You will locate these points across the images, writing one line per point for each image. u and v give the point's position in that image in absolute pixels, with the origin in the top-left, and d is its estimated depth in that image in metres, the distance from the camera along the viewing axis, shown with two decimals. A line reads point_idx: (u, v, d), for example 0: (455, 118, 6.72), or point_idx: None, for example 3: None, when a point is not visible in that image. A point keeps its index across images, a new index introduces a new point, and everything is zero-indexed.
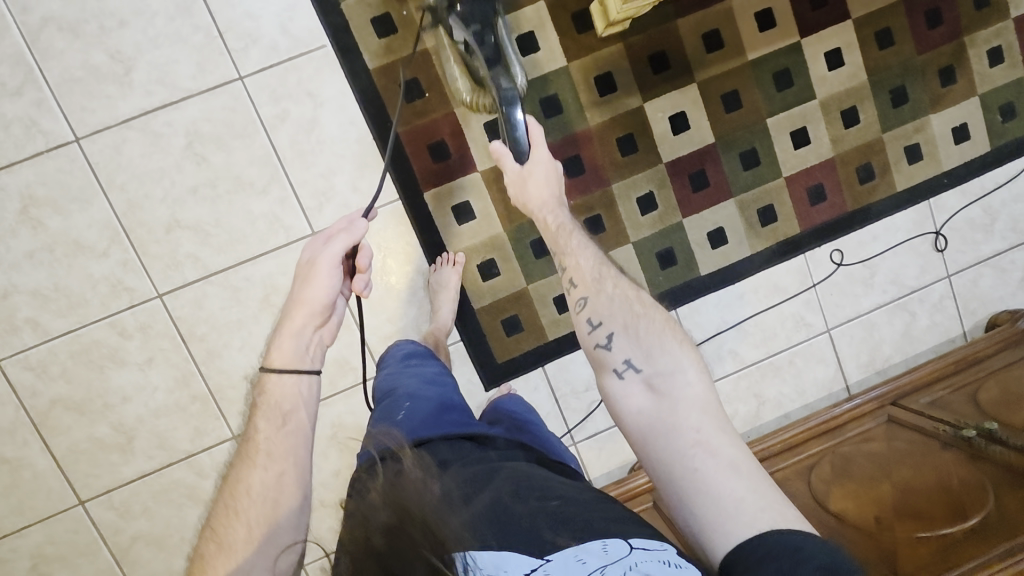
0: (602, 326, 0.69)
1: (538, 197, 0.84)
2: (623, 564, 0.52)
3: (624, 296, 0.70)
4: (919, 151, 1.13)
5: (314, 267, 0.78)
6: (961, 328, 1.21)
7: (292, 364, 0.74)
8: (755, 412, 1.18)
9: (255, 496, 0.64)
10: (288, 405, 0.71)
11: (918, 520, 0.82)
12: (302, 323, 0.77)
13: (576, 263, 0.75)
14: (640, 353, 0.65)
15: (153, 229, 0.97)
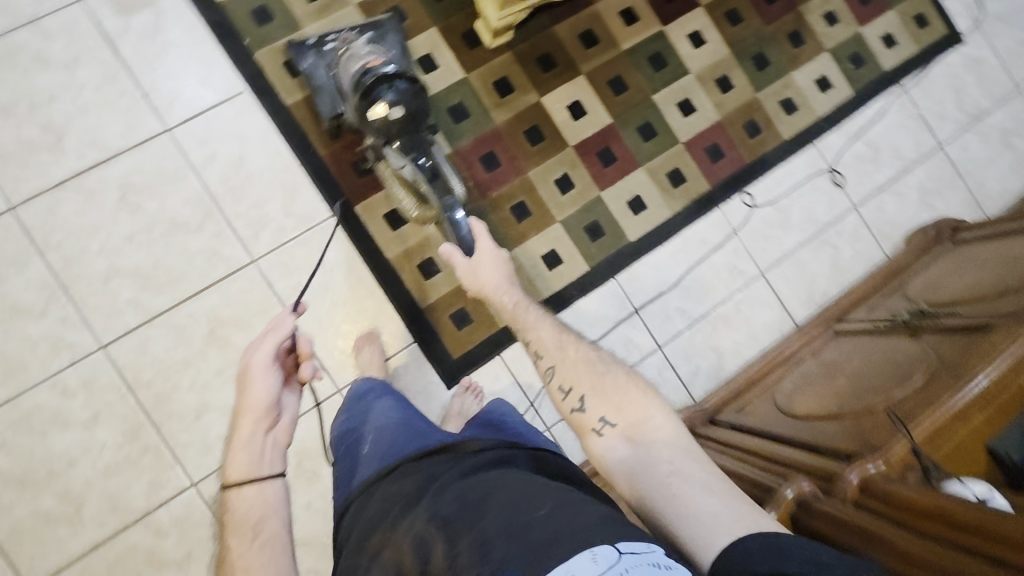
0: (573, 392, 0.68)
1: (490, 281, 0.86)
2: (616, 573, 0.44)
3: (590, 362, 0.70)
4: (792, 103, 1.28)
5: (248, 375, 0.73)
6: (884, 252, 1.27)
7: (250, 474, 0.69)
8: (717, 365, 1.19)
9: None
10: (258, 515, 0.67)
11: (872, 390, 0.83)
12: (251, 430, 0.71)
13: (539, 338, 0.75)
14: (613, 408, 0.65)
15: (92, 282, 0.99)
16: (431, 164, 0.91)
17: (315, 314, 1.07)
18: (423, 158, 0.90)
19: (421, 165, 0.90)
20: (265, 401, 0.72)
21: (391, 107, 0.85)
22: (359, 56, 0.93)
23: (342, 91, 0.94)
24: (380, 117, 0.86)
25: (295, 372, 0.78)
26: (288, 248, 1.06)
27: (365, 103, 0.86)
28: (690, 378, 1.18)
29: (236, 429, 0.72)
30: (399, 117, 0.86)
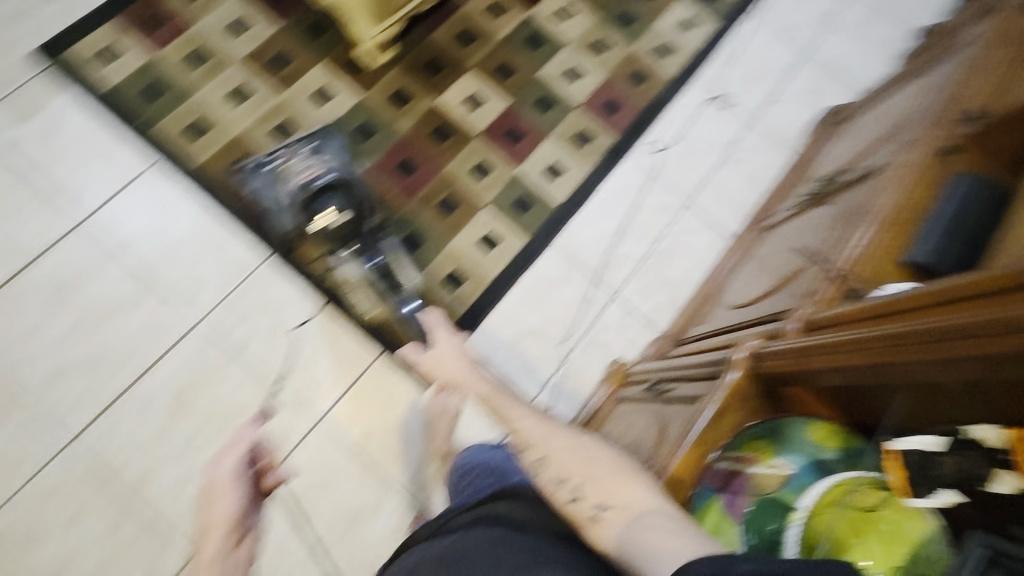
0: (567, 479, 0.58)
1: (454, 367, 0.82)
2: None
3: (572, 442, 0.62)
4: (666, 47, 1.38)
5: (214, 489, 0.64)
6: (790, 153, 1.36)
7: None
8: (674, 295, 1.23)
9: None
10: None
11: (800, 256, 0.88)
12: (218, 550, 0.59)
13: (518, 425, 0.67)
14: (606, 491, 0.55)
15: (42, 384, 0.97)
16: (384, 263, 1.06)
17: (276, 354, 1.06)
18: (377, 258, 1.05)
19: (374, 263, 1.05)
20: (231, 513, 0.62)
21: (341, 213, 1.00)
22: (292, 171, 1.01)
23: (287, 200, 1.02)
24: (328, 222, 1.00)
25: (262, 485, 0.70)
26: (232, 298, 1.07)
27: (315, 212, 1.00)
28: (653, 314, 1.21)
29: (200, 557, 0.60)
30: (348, 220, 1.01)
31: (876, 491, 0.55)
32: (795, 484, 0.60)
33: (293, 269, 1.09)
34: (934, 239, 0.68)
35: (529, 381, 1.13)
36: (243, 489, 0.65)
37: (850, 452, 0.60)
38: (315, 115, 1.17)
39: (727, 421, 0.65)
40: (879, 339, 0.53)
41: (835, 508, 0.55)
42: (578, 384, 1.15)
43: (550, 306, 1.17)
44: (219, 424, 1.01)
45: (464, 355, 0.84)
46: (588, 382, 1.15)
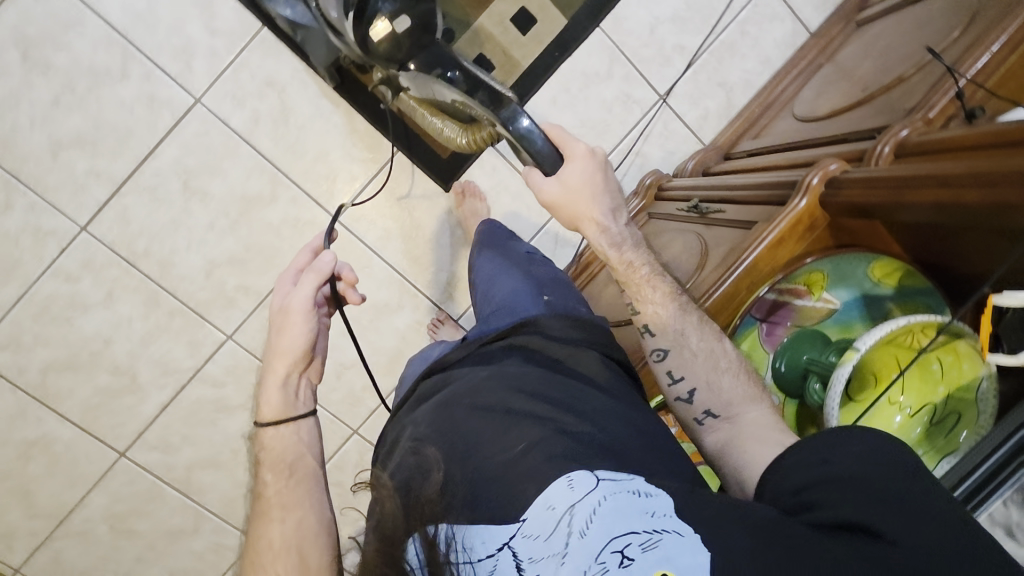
0: (684, 380, 0.60)
1: (592, 219, 0.61)
2: (591, 503, 0.44)
3: (713, 353, 0.60)
4: None
5: (286, 314, 0.62)
6: None
7: (284, 415, 0.62)
8: (726, 102, 1.08)
9: (277, 549, 0.55)
10: (293, 454, 0.61)
11: (904, 59, 0.72)
12: (285, 374, 0.62)
13: (653, 310, 0.62)
14: (718, 400, 0.58)
15: (40, 161, 0.91)
16: (462, 73, 0.72)
17: (286, 144, 0.98)
18: (450, 69, 0.72)
19: (450, 80, 0.71)
20: (304, 343, 0.62)
21: (392, 21, 0.72)
22: None
23: (331, 20, 0.77)
24: (384, 36, 0.72)
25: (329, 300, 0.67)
26: (230, 74, 0.94)
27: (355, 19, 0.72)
28: (699, 122, 1.08)
29: (270, 368, 0.63)
30: (404, 31, 0.72)
31: (933, 335, 0.55)
32: (840, 317, 0.62)
33: (347, 92, 0.97)
34: None
35: None
36: (316, 317, 0.63)
37: (902, 288, 0.61)
38: None
39: (783, 254, 0.61)
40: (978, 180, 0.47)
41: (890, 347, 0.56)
42: None
43: (585, 107, 1.04)
44: (236, 215, 0.98)
45: (608, 203, 0.62)
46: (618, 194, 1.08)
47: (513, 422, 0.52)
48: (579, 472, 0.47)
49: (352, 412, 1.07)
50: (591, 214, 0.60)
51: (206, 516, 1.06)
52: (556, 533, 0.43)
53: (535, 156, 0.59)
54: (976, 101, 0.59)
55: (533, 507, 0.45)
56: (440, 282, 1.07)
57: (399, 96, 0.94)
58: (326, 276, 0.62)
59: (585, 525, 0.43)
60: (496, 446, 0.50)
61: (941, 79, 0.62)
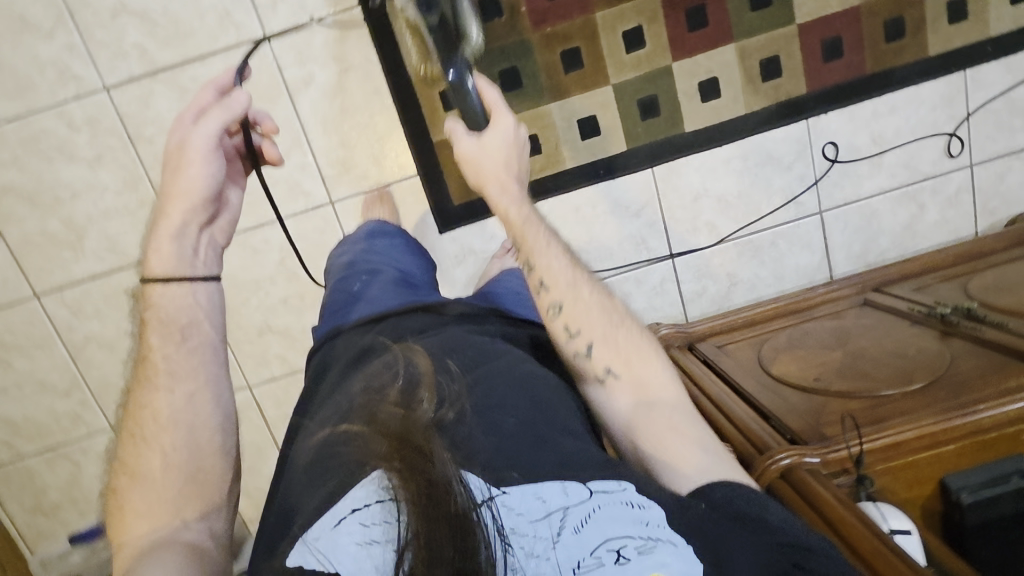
0: (580, 334, 0.67)
1: (493, 175, 0.76)
2: (587, 508, 0.48)
3: (598, 307, 0.68)
4: (965, 8, 0.97)
5: (185, 152, 0.70)
6: (973, 228, 1.08)
7: (179, 271, 0.70)
8: (725, 293, 1.10)
9: (163, 420, 0.64)
10: (186, 320, 0.69)
11: (860, 378, 0.74)
12: (183, 220, 0.70)
13: (546, 265, 0.70)
14: (618, 358, 0.66)
15: (99, 14, 0.92)
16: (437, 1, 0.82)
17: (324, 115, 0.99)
18: None
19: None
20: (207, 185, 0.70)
21: None
22: None
23: None
24: None
25: (239, 154, 0.79)
26: (306, 32, 0.95)
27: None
28: (692, 296, 1.10)
29: (165, 216, 0.70)
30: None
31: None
32: None
33: (398, 94, 0.97)
34: (987, 489, 0.59)
35: None
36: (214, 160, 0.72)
37: None
38: None
39: None
40: None
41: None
42: None
43: (601, 229, 1.06)
44: None
45: (518, 156, 0.77)
46: None
47: (512, 392, 0.62)
48: (574, 482, 0.51)
49: (255, 369, 1.10)
50: (495, 177, 0.75)
51: (80, 386, 1.09)
52: (545, 519, 0.48)
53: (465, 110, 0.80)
54: (871, 471, 0.62)
55: (522, 486, 0.50)
56: None
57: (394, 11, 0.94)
58: (236, 116, 0.71)
59: (578, 525, 0.47)
60: (489, 416, 0.58)
61: (846, 429, 0.65)
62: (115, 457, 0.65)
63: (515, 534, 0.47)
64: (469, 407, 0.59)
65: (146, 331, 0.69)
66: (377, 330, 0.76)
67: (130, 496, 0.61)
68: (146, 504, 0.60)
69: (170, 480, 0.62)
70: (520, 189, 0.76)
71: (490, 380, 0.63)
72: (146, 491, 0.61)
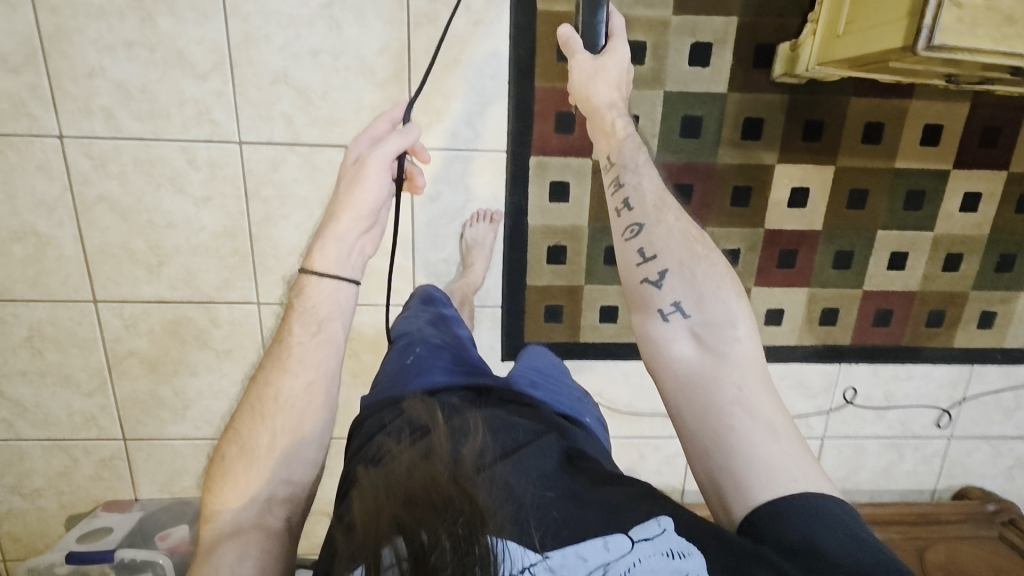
0: (656, 259, 0.65)
1: (599, 99, 0.74)
2: (626, 562, 0.49)
3: (682, 232, 0.67)
4: (992, 320, 1.14)
5: (365, 168, 0.73)
6: (933, 485, 1.26)
7: (331, 271, 0.74)
8: None
9: (282, 401, 0.69)
10: (324, 314, 0.74)
11: None
12: (347, 228, 0.74)
13: (635, 185, 0.68)
14: (687, 295, 0.64)
15: (259, 75, 0.92)
16: None
17: (437, 230, 1.03)
18: None
19: None
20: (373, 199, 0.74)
21: None
22: None
23: None
24: None
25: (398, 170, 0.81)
26: (448, 154, 0.99)
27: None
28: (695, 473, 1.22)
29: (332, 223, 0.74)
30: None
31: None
32: None
33: (510, 235, 1.03)
34: None
35: None
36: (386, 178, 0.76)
37: None
38: (674, 67, 0.95)
39: None
40: None
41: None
42: None
43: (642, 398, 1.15)
44: None
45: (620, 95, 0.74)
46: None
47: (543, 459, 0.60)
48: (615, 534, 0.51)
49: None
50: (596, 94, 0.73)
51: (105, 392, 1.07)
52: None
53: (584, 26, 0.75)
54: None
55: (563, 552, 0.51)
56: None
57: None
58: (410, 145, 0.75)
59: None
60: (521, 484, 0.57)
61: None
62: (227, 426, 0.71)
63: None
64: (505, 474, 0.58)
65: (289, 315, 0.75)
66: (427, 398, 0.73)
67: (234, 466, 0.66)
68: (249, 478, 0.65)
69: (271, 459, 0.67)
70: (624, 102, 0.75)
71: (529, 445, 0.62)
72: (252, 468, 0.66)
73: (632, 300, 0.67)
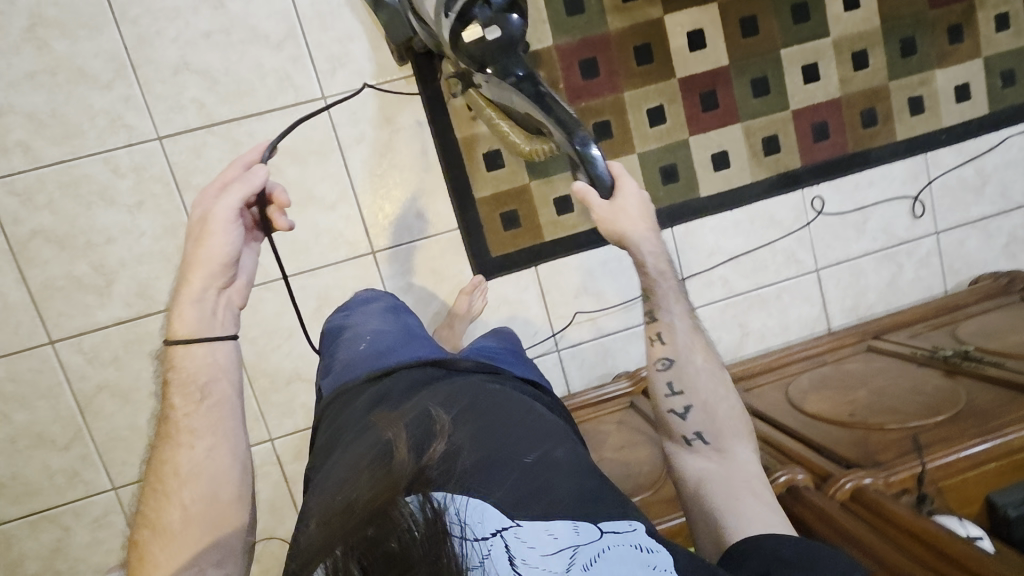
0: (682, 395, 0.70)
1: (634, 236, 0.69)
2: (597, 546, 0.47)
3: (712, 375, 0.71)
4: (921, 104, 1.17)
5: (206, 224, 0.66)
6: (944, 286, 1.23)
7: (197, 334, 0.65)
8: (738, 342, 1.19)
9: (184, 475, 0.61)
10: (206, 377, 0.65)
11: (891, 413, 0.82)
12: (202, 287, 0.66)
13: (668, 324, 0.73)
14: (711, 428, 0.69)
15: (161, 69, 0.96)
16: (530, 76, 0.79)
17: (374, 171, 1.04)
18: (521, 71, 0.79)
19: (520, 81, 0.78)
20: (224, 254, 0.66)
21: (484, 27, 0.75)
22: None
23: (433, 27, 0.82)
24: (475, 38, 0.76)
25: (260, 223, 0.74)
26: (361, 95, 1.02)
27: (454, 24, 0.75)
28: None
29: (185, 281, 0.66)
30: (494, 40, 0.76)
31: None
32: None
33: (443, 152, 1.04)
34: None
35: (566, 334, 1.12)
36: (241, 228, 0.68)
37: None
38: None
39: None
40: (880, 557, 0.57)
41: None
42: (602, 362, 1.15)
43: (627, 281, 1.13)
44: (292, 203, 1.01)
45: (651, 228, 0.70)
46: (615, 365, 1.15)
47: (511, 436, 0.57)
48: (586, 521, 0.49)
49: (282, 418, 1.07)
50: (624, 233, 0.69)
51: (83, 440, 1.01)
52: (556, 554, 0.46)
53: (592, 178, 0.70)
54: (931, 488, 0.69)
55: (534, 521, 0.48)
56: None
57: (467, 92, 0.94)
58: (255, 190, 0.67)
59: (587, 562, 0.45)
60: (483, 464, 0.53)
61: (909, 451, 0.71)
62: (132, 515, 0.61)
63: (526, 563, 0.44)
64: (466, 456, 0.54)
65: (166, 390, 0.65)
66: (391, 383, 0.69)
67: (151, 550, 0.57)
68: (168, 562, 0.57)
69: (190, 531, 0.59)
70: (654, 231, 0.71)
71: (489, 428, 0.58)
72: (169, 548, 0.57)
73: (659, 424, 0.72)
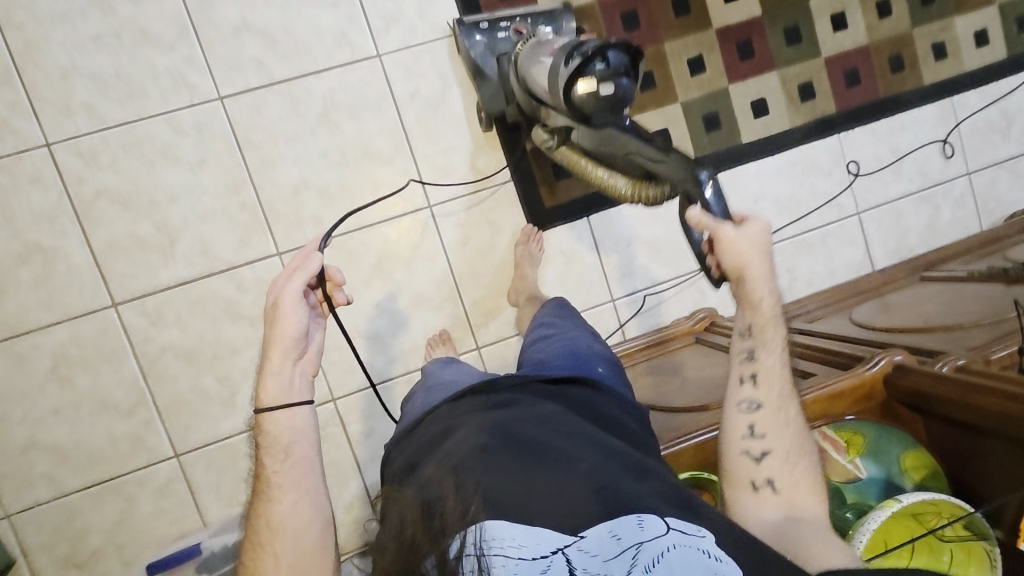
0: (762, 438, 0.67)
1: (752, 270, 0.67)
2: (661, 545, 0.49)
3: (798, 436, 0.67)
4: (944, 49, 1.22)
5: (276, 308, 0.64)
6: (980, 226, 1.26)
7: (280, 401, 0.63)
8: (787, 287, 1.20)
9: (276, 528, 0.60)
10: (288, 439, 0.63)
11: (967, 314, 0.84)
12: (279, 361, 0.64)
13: (769, 364, 0.69)
14: (785, 477, 0.65)
15: (222, 31, 0.99)
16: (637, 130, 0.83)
17: (429, 126, 1.06)
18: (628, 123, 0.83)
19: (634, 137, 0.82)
20: (296, 333, 0.64)
21: (598, 83, 0.76)
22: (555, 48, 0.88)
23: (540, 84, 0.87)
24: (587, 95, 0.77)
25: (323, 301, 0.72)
26: (415, 52, 1.05)
27: (571, 75, 0.77)
28: None
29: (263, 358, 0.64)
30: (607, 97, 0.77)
31: (957, 528, 0.64)
32: (862, 486, 0.69)
33: None
34: None
35: (622, 283, 1.13)
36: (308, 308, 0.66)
37: (923, 483, 0.69)
38: None
39: (839, 406, 0.72)
40: (1002, 392, 0.60)
41: (911, 523, 0.65)
42: (658, 309, 1.15)
43: (676, 229, 1.15)
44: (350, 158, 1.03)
45: (767, 267, 0.68)
46: (670, 313, 1.15)
47: (552, 455, 0.58)
48: (649, 517, 0.52)
49: (343, 376, 1.06)
50: (751, 268, 0.67)
51: (146, 405, 1.00)
52: (619, 558, 0.48)
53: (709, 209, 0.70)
54: None
55: (593, 530, 0.50)
56: (483, 306, 1.10)
57: (559, 147, 0.98)
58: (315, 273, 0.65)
59: (650, 563, 0.47)
60: (528, 488, 0.54)
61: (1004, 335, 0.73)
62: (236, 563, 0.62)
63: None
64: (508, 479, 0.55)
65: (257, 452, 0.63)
66: (441, 419, 0.72)
67: None
68: None
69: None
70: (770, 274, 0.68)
71: (531, 449, 0.59)
72: None
73: (725, 457, 0.69)
